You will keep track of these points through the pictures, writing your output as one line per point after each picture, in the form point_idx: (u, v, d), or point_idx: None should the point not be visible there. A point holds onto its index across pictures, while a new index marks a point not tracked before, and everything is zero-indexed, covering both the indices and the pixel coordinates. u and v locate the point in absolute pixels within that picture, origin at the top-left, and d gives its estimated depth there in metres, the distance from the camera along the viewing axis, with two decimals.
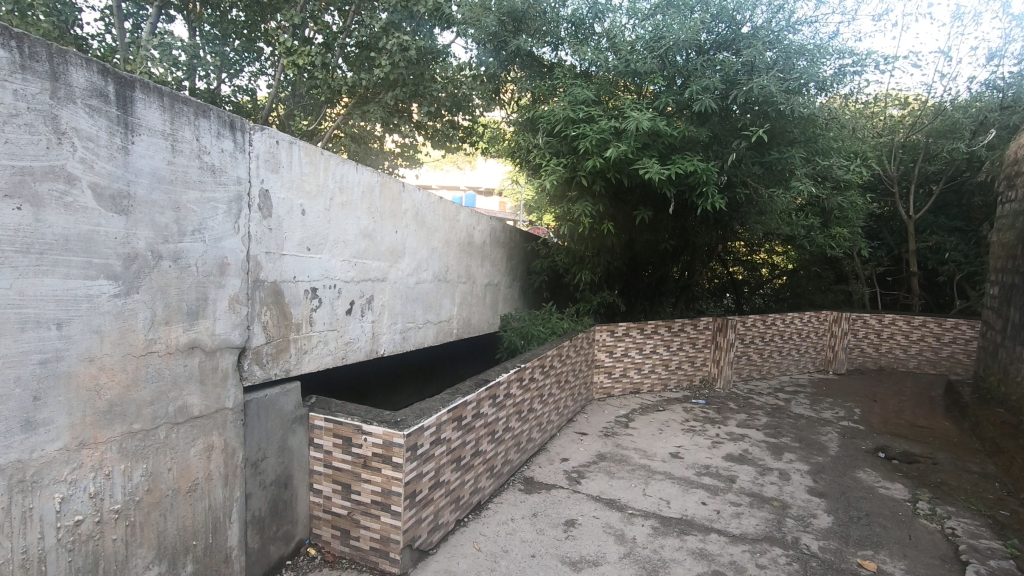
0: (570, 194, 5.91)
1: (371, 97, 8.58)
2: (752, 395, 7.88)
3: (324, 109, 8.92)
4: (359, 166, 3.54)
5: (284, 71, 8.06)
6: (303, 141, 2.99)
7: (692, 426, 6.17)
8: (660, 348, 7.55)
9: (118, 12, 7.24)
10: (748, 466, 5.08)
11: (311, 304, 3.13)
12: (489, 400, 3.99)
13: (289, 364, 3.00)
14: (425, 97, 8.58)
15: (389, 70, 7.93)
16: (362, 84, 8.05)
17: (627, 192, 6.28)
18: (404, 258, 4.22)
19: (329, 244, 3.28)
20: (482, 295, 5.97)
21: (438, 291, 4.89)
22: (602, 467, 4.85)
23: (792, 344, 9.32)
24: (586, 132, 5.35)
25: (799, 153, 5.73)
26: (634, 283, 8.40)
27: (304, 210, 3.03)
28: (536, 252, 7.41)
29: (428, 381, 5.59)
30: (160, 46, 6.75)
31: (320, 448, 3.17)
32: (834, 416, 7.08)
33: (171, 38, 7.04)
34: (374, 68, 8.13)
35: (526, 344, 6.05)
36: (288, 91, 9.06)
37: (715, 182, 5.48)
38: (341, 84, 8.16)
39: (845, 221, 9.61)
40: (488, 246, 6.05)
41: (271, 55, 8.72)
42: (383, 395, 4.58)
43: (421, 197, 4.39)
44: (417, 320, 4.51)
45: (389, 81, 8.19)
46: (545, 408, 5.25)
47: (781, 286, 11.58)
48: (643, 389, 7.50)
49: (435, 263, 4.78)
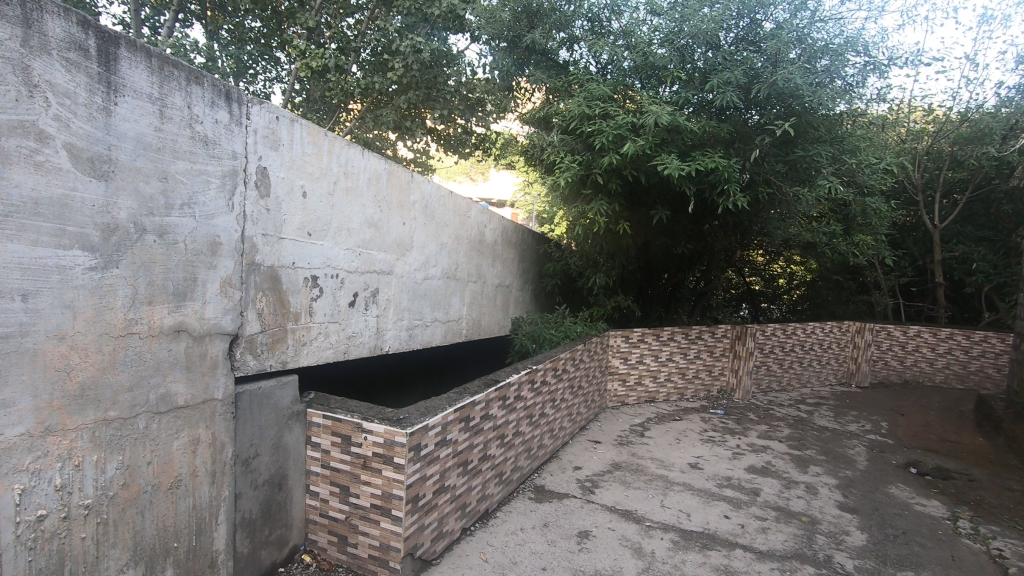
0: (584, 193, 5.71)
1: (385, 100, 8.50)
2: (773, 406, 7.56)
3: (337, 113, 8.88)
4: (365, 151, 3.38)
5: (298, 74, 8.04)
6: (306, 119, 2.83)
7: (712, 436, 5.89)
8: (676, 356, 7.28)
9: (135, 17, 7.30)
10: (772, 479, 4.79)
11: (311, 292, 2.96)
12: (499, 401, 3.78)
13: (286, 355, 2.82)
14: (439, 100, 8.47)
15: (402, 72, 7.83)
16: (375, 87, 7.95)
17: (644, 192, 6.07)
18: (412, 252, 4.04)
19: (333, 231, 3.11)
20: (493, 295, 5.77)
21: (447, 289, 4.70)
22: (617, 477, 4.59)
23: (813, 355, 8.99)
24: (601, 128, 5.18)
25: (825, 151, 5.46)
26: (650, 288, 8.17)
27: (305, 193, 2.86)
28: (549, 255, 7.24)
29: (436, 382, 5.41)
30: (175, 49, 6.72)
31: (318, 446, 2.97)
32: (861, 429, 6.75)
33: (185, 40, 7.02)
34: (388, 71, 8.06)
35: (538, 348, 5.83)
36: (302, 97, 9.06)
37: (738, 180, 5.23)
38: (353, 86, 7.91)
39: (868, 229, 9.31)
40: (500, 246, 5.86)
41: (288, 61, 8.74)
42: (388, 395, 4.40)
43: (431, 188, 4.23)
44: (425, 317, 4.32)
45: (401, 83, 8.09)
46: (557, 413, 5.02)
47: (800, 297, 11.26)
48: (659, 398, 7.23)
49: (445, 259, 4.60)
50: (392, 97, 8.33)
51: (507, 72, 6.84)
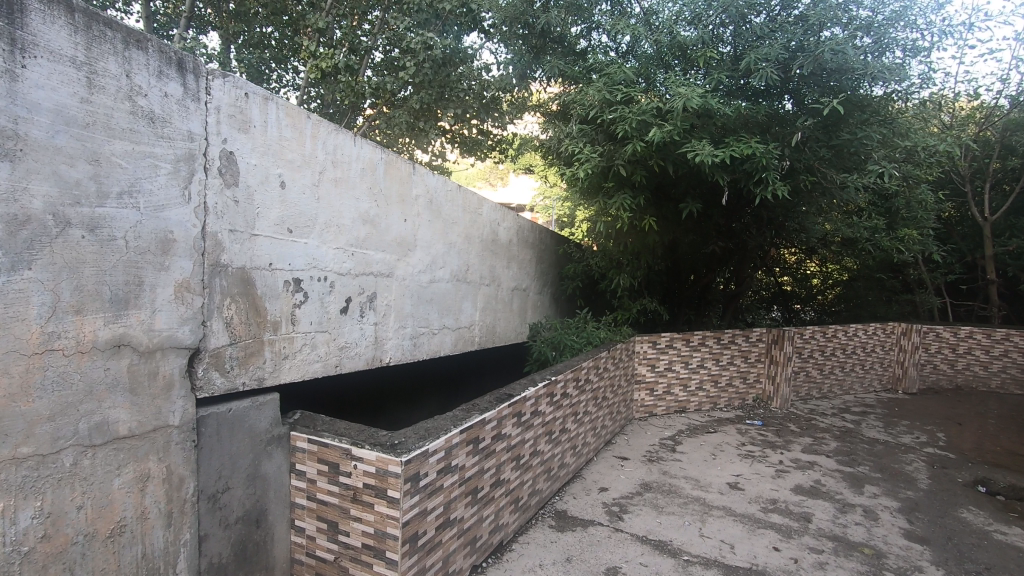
0: (606, 187, 5.26)
1: (397, 101, 8.14)
2: (815, 415, 6.95)
3: (349, 117, 8.58)
4: (357, 138, 2.99)
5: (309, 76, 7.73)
6: (283, 98, 2.45)
7: (751, 451, 5.35)
8: (708, 362, 6.76)
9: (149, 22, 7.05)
10: (824, 502, 4.26)
11: (293, 298, 2.58)
12: (513, 418, 3.35)
13: (263, 371, 2.44)
14: (452, 99, 8.07)
15: (414, 71, 7.52)
16: (387, 87, 7.60)
17: (671, 184, 5.58)
18: (416, 251, 3.64)
19: (319, 229, 2.73)
20: (508, 300, 5.35)
21: (457, 292, 4.29)
22: (648, 500, 4.12)
23: (856, 360, 8.36)
24: (624, 115, 4.73)
25: (875, 133, 4.96)
26: (678, 289, 7.64)
27: (284, 183, 2.48)
28: (569, 256, 6.79)
29: (450, 394, 5.13)
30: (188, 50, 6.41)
31: (303, 475, 2.57)
32: (916, 441, 6.13)
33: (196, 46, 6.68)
34: (401, 71, 7.74)
35: (559, 356, 5.40)
36: (316, 102, 8.80)
37: (777, 167, 4.72)
38: (365, 87, 7.51)
39: (914, 224, 8.61)
40: (515, 246, 5.43)
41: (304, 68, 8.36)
42: (396, 410, 4.13)
43: (437, 182, 3.82)
44: (432, 324, 3.92)
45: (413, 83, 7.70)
46: (580, 429, 4.57)
47: (836, 297, 10.59)
48: (690, 409, 6.71)
49: (453, 260, 4.19)
50: (404, 97, 7.96)
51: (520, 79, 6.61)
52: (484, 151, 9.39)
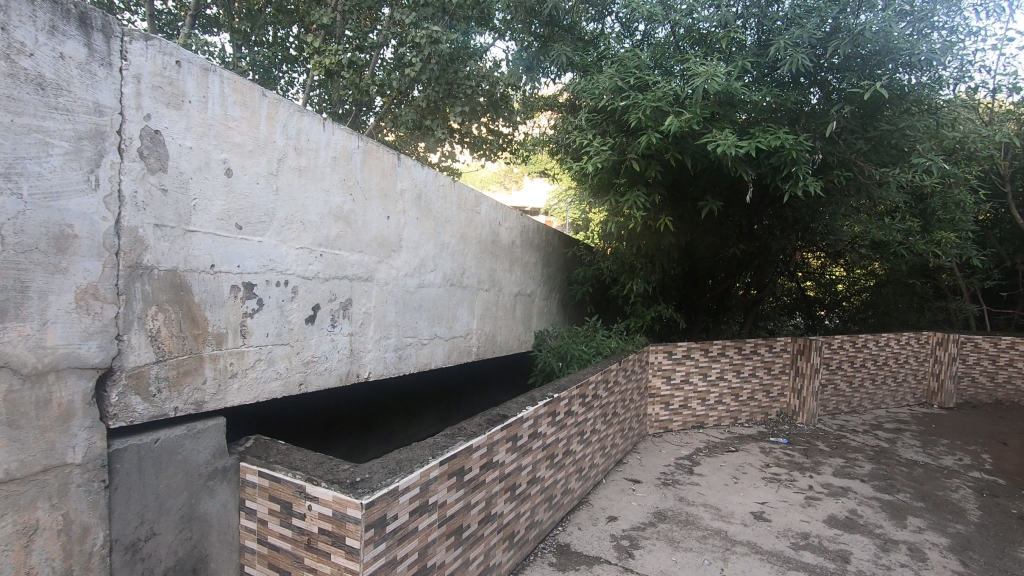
0: (618, 183, 4.84)
1: (404, 99, 7.77)
2: (845, 433, 6.42)
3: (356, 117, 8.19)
4: (326, 122, 2.62)
5: (313, 73, 7.35)
6: (229, 71, 2.09)
7: (776, 474, 4.87)
8: (728, 373, 6.28)
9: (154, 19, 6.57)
10: (862, 537, 3.77)
11: (242, 306, 2.20)
12: (507, 443, 2.92)
13: (203, 393, 2.06)
14: (460, 96, 7.64)
15: (419, 68, 7.06)
16: (392, 84, 7.19)
17: (689, 181, 5.14)
18: (401, 252, 3.25)
19: (277, 225, 2.36)
20: (511, 306, 4.95)
21: (451, 298, 3.90)
22: (662, 533, 3.67)
23: (888, 371, 7.79)
24: (638, 102, 4.33)
25: (921, 122, 4.47)
26: (695, 295, 7.17)
27: (230, 170, 2.11)
28: (579, 259, 6.37)
29: (455, 406, 5.02)
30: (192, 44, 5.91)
31: (253, 515, 2.18)
32: (959, 463, 5.58)
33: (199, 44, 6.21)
34: (406, 66, 7.34)
35: (565, 367, 4.98)
36: (323, 101, 8.43)
37: (808, 161, 4.26)
38: (369, 84, 7.12)
39: (951, 225, 8.01)
40: (519, 247, 5.03)
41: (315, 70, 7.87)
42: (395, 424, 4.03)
43: (425, 175, 3.44)
44: (421, 334, 3.53)
45: (418, 80, 7.29)
46: (587, 450, 4.13)
47: (863, 304, 10.00)
48: (708, 424, 6.23)
49: (446, 263, 3.79)
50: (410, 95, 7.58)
51: (531, 74, 6.36)
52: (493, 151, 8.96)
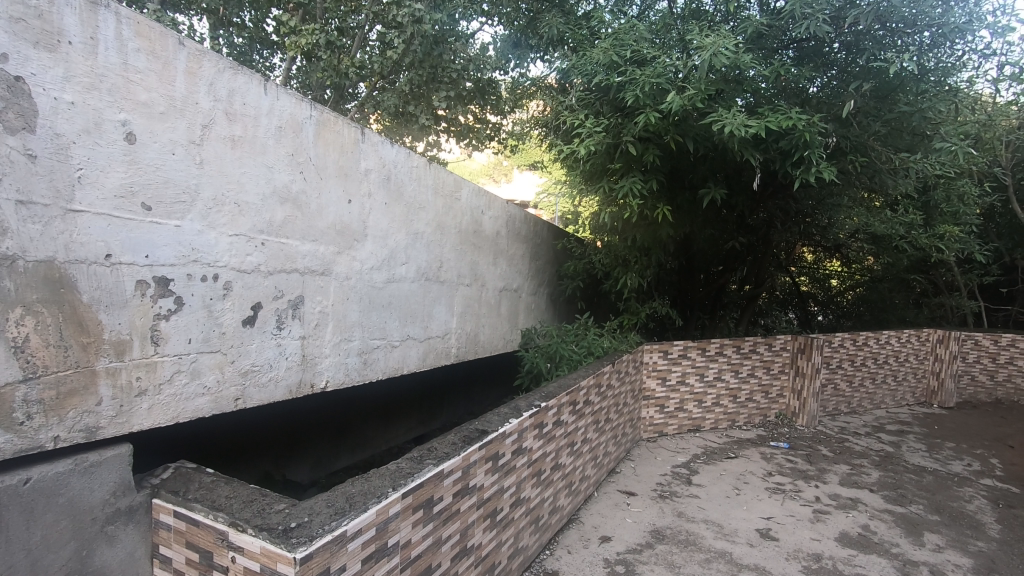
0: (612, 169, 4.43)
1: (385, 84, 7.29)
2: (848, 436, 6.11)
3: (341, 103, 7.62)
4: (269, 85, 2.19)
5: (289, 55, 6.78)
6: (130, 9, 1.66)
7: (780, 485, 4.53)
8: (726, 374, 5.94)
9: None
10: (878, 558, 3.43)
11: (154, 306, 1.78)
12: (487, 463, 2.52)
13: (99, 418, 1.63)
14: (444, 79, 7.12)
15: (402, 50, 6.56)
16: (373, 67, 6.66)
17: (688, 167, 4.75)
18: (365, 243, 2.83)
19: (202, 206, 1.92)
20: (495, 303, 4.54)
21: (426, 295, 3.48)
22: (661, 556, 3.30)
23: (888, 370, 7.51)
24: (635, 79, 3.94)
25: (944, 102, 4.12)
26: (691, 290, 6.79)
27: (134, 135, 1.69)
28: (569, 252, 5.98)
29: (435, 409, 5.43)
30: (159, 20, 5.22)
31: (169, 565, 1.76)
32: (968, 469, 5.29)
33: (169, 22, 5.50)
34: (388, 48, 6.82)
35: (554, 368, 4.59)
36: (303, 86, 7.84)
37: (822, 144, 3.87)
38: (349, 67, 6.58)
39: (954, 219, 7.72)
40: (504, 239, 4.63)
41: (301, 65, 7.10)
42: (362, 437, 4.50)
43: (395, 155, 3.01)
44: (390, 335, 3.11)
45: (401, 62, 6.81)
46: (578, 462, 3.74)
47: (858, 300, 9.73)
48: (704, 427, 5.89)
49: (420, 255, 3.37)
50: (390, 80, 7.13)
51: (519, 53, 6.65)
52: (480, 141, 8.47)
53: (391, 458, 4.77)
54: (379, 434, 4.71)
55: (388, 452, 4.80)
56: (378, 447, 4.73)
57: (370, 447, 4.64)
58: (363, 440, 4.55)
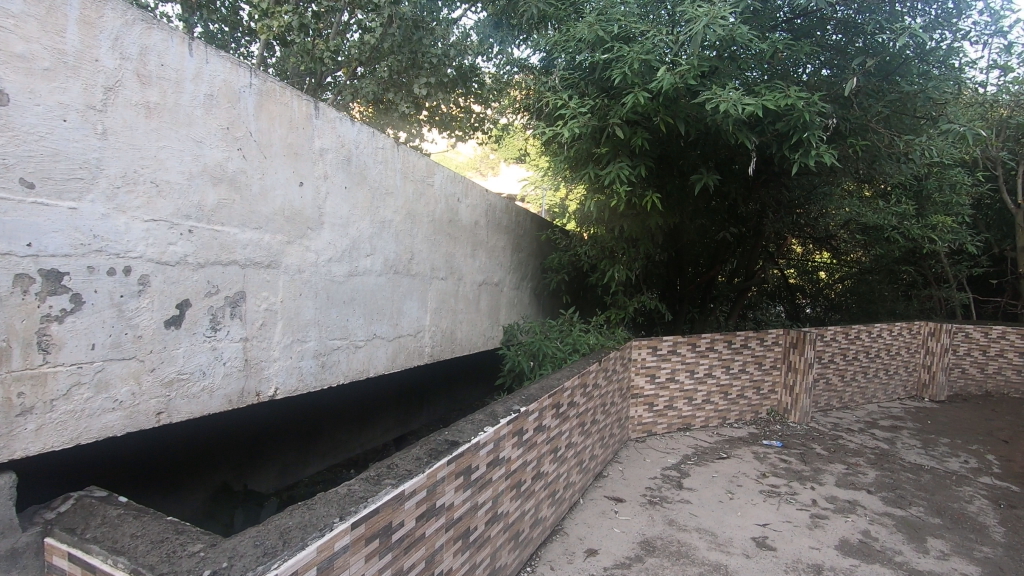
0: (599, 154, 4.15)
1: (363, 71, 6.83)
2: (841, 433, 5.93)
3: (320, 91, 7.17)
4: (195, 44, 1.87)
5: (260, 37, 6.31)
6: None
7: (775, 487, 4.32)
8: (716, 370, 5.71)
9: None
10: (883, 568, 3.21)
11: (40, 306, 1.46)
12: (457, 480, 2.23)
13: None
14: (423, 65, 6.68)
15: (380, 33, 6.17)
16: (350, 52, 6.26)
17: (679, 153, 4.48)
18: (322, 232, 2.52)
19: (107, 185, 1.61)
20: (474, 298, 4.26)
21: (395, 289, 3.17)
22: (651, 570, 3.05)
23: (880, 364, 7.35)
24: (623, 56, 3.65)
25: (947, 82, 3.89)
26: (680, 283, 6.54)
27: (5, 96, 1.38)
28: (554, 244, 5.70)
29: (415, 409, 5.17)
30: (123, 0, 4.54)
31: None
32: (966, 466, 5.13)
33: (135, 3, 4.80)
34: (366, 32, 6.41)
35: (538, 367, 4.32)
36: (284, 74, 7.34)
37: (822, 126, 3.62)
38: (325, 51, 6.15)
39: (947, 209, 7.56)
40: (483, 229, 4.33)
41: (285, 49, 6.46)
42: (332, 441, 4.24)
43: (355, 134, 2.70)
44: (352, 335, 2.80)
45: (378, 47, 6.41)
46: (562, 469, 3.48)
47: (847, 292, 9.59)
48: (694, 425, 5.66)
49: (388, 246, 3.06)
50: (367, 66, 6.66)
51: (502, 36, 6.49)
52: (462, 132, 8.11)
53: (367, 462, 4.52)
54: (352, 438, 4.45)
55: (363, 454, 4.55)
56: (352, 451, 4.47)
57: (343, 451, 4.39)
58: (334, 445, 4.29)
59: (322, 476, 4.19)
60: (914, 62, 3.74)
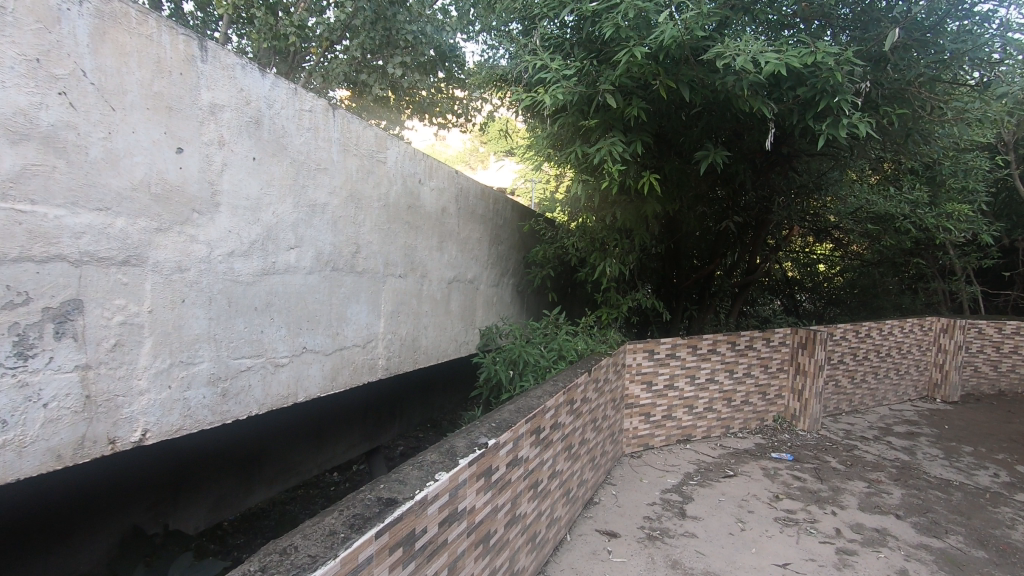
0: (588, 128, 3.54)
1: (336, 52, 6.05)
2: (855, 442, 5.39)
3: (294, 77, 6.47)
4: None
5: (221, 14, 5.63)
6: None
7: (791, 513, 3.75)
8: (719, 374, 5.14)
9: None
10: None
11: None
12: (394, 556, 1.61)
13: None
14: (398, 43, 5.87)
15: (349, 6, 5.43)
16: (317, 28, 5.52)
17: (679, 128, 3.88)
18: (217, 215, 1.89)
19: None
20: (443, 298, 3.65)
21: (334, 291, 2.54)
22: None
23: (891, 363, 6.83)
24: (615, 6, 3.04)
25: (998, 40, 3.29)
26: (676, 278, 5.96)
27: None
28: (539, 236, 5.09)
29: (384, 420, 4.55)
30: None
31: None
32: (998, 481, 4.60)
33: None
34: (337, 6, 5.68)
35: (518, 378, 3.71)
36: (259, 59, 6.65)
37: (853, 91, 3.02)
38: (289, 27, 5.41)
39: (962, 196, 7.03)
40: (452, 218, 3.70)
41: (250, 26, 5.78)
42: (280, 465, 3.60)
43: (265, 89, 2.07)
44: (270, 351, 2.17)
45: (350, 23, 5.62)
46: (544, 505, 2.88)
47: (850, 286, 9.07)
48: (695, 436, 5.10)
49: (321, 236, 2.43)
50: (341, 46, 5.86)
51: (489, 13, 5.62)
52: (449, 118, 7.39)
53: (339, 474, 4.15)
54: (307, 459, 3.81)
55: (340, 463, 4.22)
56: (307, 474, 3.84)
57: (296, 475, 3.76)
58: (285, 468, 3.65)
59: (267, 507, 3.58)
60: (966, 8, 3.10)
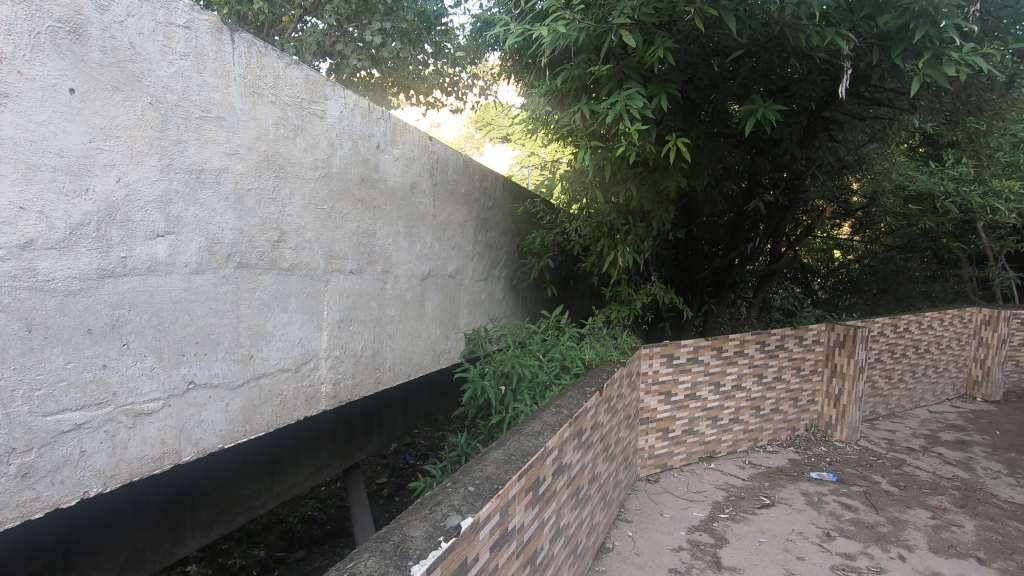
0: (597, 73, 2.76)
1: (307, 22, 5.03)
2: (903, 455, 4.67)
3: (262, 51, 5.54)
4: None
5: None
6: None
7: (850, 560, 3.04)
8: (747, 379, 4.40)
9: None
10: None
11: None
12: None
13: None
14: (375, 6, 4.88)
15: None
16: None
17: (708, 77, 3.11)
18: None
19: None
20: (414, 296, 2.88)
21: (241, 297, 1.77)
22: None
23: (930, 360, 6.10)
24: None
25: None
26: (693, 267, 5.19)
27: None
28: (536, 220, 4.33)
29: (365, 437, 3.48)
30: None
31: None
32: None
33: None
34: None
35: (511, 397, 2.95)
36: None
37: (957, 13, 2.25)
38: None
39: (1010, 172, 6.25)
40: (425, 197, 2.92)
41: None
42: (222, 497, 2.39)
43: None
44: (121, 394, 1.41)
45: None
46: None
47: (873, 273, 8.31)
48: (720, 453, 4.38)
49: (215, 216, 1.65)
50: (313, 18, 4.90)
51: None
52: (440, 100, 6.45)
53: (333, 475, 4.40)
54: (267, 485, 2.65)
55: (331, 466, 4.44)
56: (263, 506, 2.64)
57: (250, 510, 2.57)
58: (233, 500, 2.46)
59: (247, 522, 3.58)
60: None
